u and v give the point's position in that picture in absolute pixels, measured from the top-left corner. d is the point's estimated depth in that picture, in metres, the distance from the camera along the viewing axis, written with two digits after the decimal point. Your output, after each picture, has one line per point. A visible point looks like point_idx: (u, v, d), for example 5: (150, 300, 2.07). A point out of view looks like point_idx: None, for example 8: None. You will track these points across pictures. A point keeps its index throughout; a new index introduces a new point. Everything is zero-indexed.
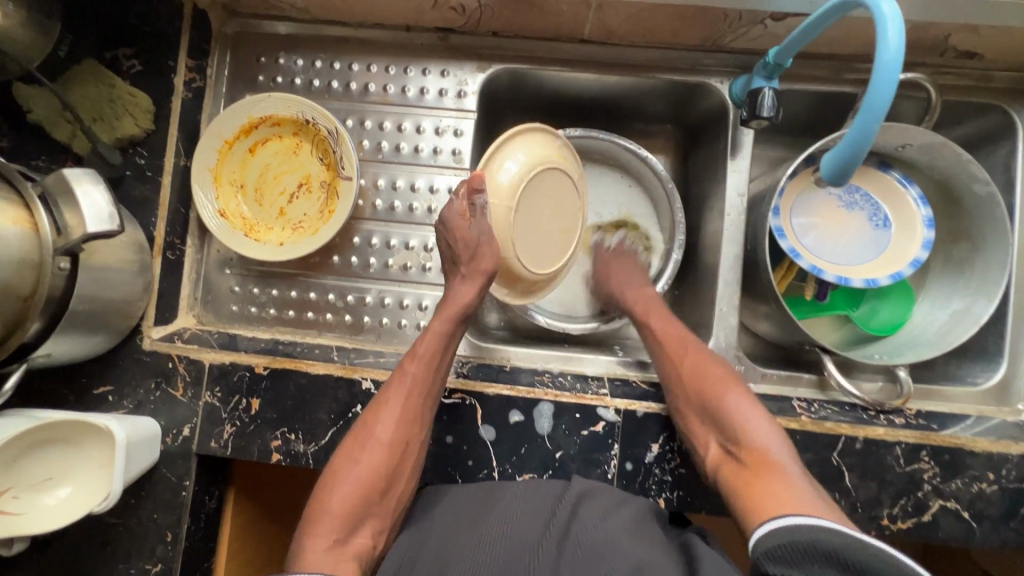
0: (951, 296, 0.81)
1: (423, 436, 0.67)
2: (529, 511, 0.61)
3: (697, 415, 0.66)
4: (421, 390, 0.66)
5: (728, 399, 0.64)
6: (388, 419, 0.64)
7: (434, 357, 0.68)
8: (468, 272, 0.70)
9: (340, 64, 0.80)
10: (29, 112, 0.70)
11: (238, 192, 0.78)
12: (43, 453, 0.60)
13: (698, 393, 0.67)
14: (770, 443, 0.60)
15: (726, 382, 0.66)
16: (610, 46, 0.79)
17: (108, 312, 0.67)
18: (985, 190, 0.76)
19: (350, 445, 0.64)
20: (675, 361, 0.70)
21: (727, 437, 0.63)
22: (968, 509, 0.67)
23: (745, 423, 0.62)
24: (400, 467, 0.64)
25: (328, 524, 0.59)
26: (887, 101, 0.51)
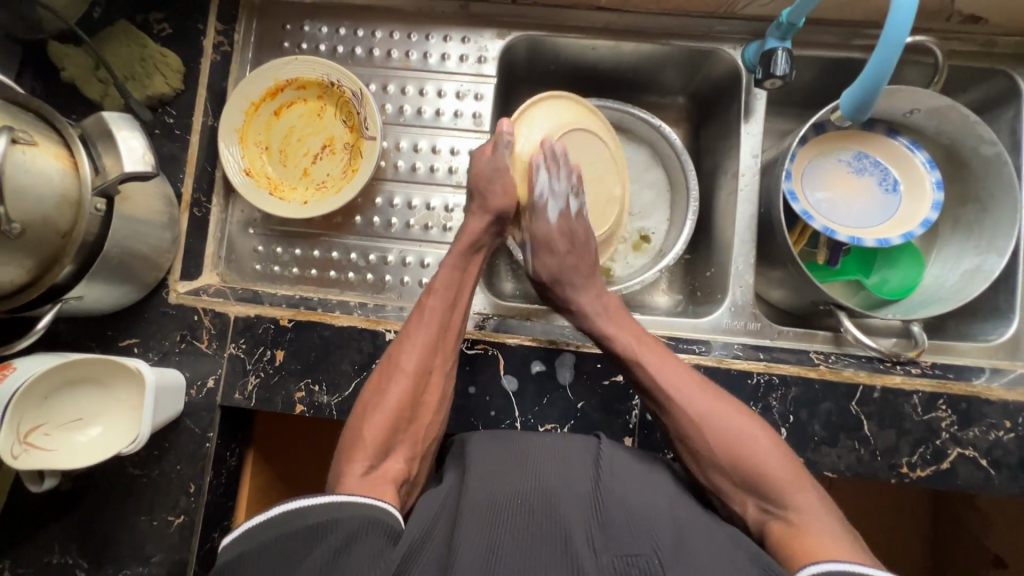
0: (962, 255, 0.83)
1: (448, 365, 0.67)
2: (572, 461, 0.57)
3: (718, 471, 0.59)
4: (441, 320, 0.68)
5: (768, 461, 0.57)
6: (411, 350, 0.65)
7: (451, 289, 0.70)
8: (480, 208, 0.73)
9: (363, 31, 0.83)
10: (63, 69, 0.72)
11: (263, 152, 0.80)
12: (73, 392, 0.60)
13: (713, 445, 0.59)
14: (805, 498, 0.54)
15: (751, 426, 0.60)
16: (627, 14, 0.82)
17: (138, 261, 0.67)
18: (993, 150, 0.78)
19: (376, 378, 0.64)
20: (682, 407, 0.62)
21: (758, 494, 0.56)
22: (985, 457, 0.68)
23: (769, 472, 0.56)
24: (426, 395, 0.64)
25: (363, 451, 0.56)
26: (903, 35, 0.57)
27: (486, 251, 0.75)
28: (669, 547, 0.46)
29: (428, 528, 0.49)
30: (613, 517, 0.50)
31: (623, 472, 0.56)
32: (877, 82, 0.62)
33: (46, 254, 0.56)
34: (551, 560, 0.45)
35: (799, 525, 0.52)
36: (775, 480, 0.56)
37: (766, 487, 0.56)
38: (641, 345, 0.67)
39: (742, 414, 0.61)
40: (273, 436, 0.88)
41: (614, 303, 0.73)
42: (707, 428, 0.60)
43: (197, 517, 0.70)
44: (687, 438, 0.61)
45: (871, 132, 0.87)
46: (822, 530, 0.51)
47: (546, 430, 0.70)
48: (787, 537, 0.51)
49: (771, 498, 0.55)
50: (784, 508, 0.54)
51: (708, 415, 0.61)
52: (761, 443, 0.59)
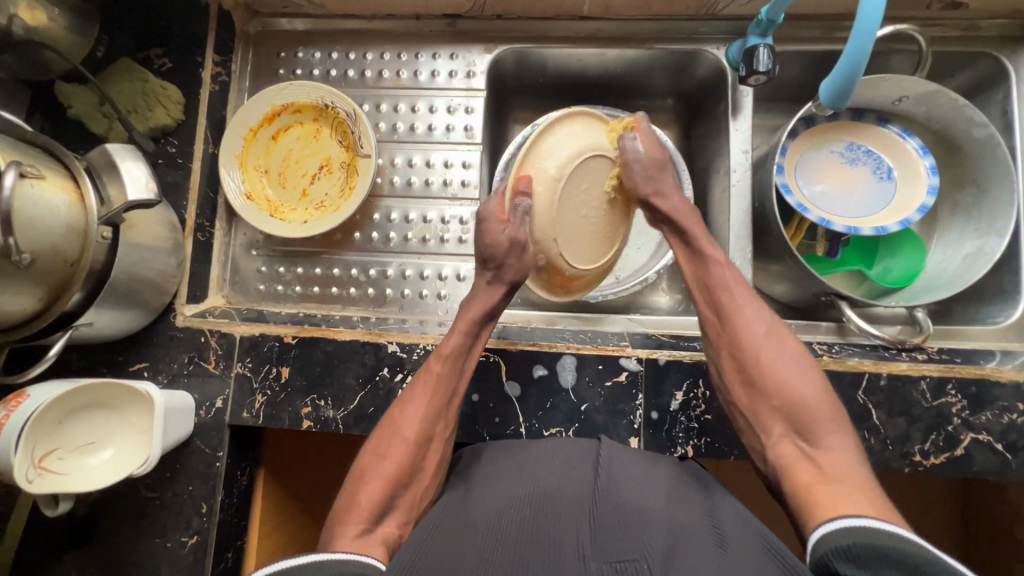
0: (963, 239, 0.83)
1: (449, 430, 0.65)
2: (570, 468, 0.57)
3: (760, 394, 0.61)
4: (445, 390, 0.65)
5: (811, 395, 0.59)
6: (412, 417, 0.63)
7: (458, 357, 0.67)
8: (494, 276, 0.70)
9: (355, 54, 0.86)
10: (69, 107, 0.75)
11: (263, 176, 0.82)
12: (85, 417, 0.62)
13: (765, 368, 0.62)
14: (837, 441, 0.56)
15: (805, 365, 0.62)
16: (610, 22, 0.84)
17: (145, 287, 0.69)
18: (985, 132, 0.78)
19: (377, 440, 0.63)
20: (743, 322, 0.65)
21: (791, 422, 0.59)
22: (1001, 440, 0.67)
23: (809, 407, 0.59)
24: (425, 464, 0.62)
25: (356, 515, 0.55)
26: (874, 24, 0.58)
27: (496, 315, 0.71)
28: (660, 555, 0.45)
29: (423, 544, 0.49)
30: (608, 522, 0.49)
31: (618, 476, 0.56)
32: (853, 71, 0.63)
33: (55, 282, 0.58)
34: (541, 565, 0.45)
35: (828, 467, 0.54)
36: (817, 418, 0.58)
37: (804, 418, 0.58)
38: (717, 252, 0.69)
39: (799, 347, 0.64)
40: (285, 454, 0.89)
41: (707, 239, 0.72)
42: (764, 349, 0.63)
43: (210, 536, 0.71)
44: (739, 353, 0.63)
45: (861, 121, 0.87)
46: (850, 474, 0.53)
47: (550, 434, 0.70)
48: (811, 482, 0.54)
49: (806, 428, 0.58)
50: (815, 445, 0.57)
51: (770, 334, 0.64)
52: (809, 379, 0.61)
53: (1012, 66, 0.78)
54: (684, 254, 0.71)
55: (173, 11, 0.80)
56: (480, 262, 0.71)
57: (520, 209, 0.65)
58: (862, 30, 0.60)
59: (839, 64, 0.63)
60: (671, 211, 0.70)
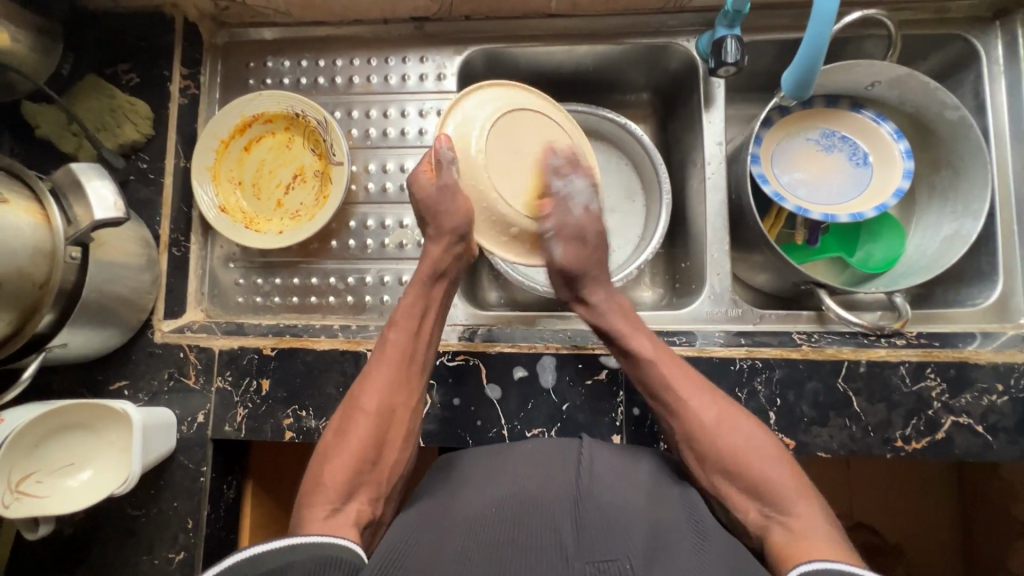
0: (941, 221, 0.83)
1: (413, 400, 0.65)
2: (555, 471, 0.57)
3: (723, 475, 0.58)
4: (404, 354, 0.65)
5: (771, 471, 0.57)
6: (372, 388, 0.62)
7: (412, 319, 0.67)
8: (437, 233, 0.68)
9: (324, 61, 0.85)
10: (36, 127, 0.74)
11: (237, 188, 0.82)
12: (60, 439, 0.61)
13: (723, 453, 0.59)
14: (805, 508, 0.54)
15: (762, 442, 0.59)
16: (578, 18, 0.83)
17: (119, 305, 0.69)
18: (958, 114, 0.78)
19: (339, 419, 0.62)
20: (692, 412, 0.62)
21: (762, 501, 0.56)
22: (981, 423, 0.67)
23: (774, 482, 0.56)
24: (391, 436, 0.61)
25: (324, 495, 0.55)
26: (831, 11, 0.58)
27: (452, 277, 0.71)
28: (641, 553, 0.44)
29: (401, 552, 0.48)
30: (591, 522, 0.48)
31: (602, 478, 0.55)
32: (815, 58, 0.62)
33: (25, 305, 0.58)
34: (524, 565, 0.44)
35: (799, 533, 0.51)
36: (783, 490, 0.55)
37: (770, 496, 0.55)
38: (656, 347, 0.66)
39: (751, 423, 0.61)
40: (274, 466, 0.89)
41: (628, 307, 0.71)
42: (718, 434, 0.60)
43: (198, 552, 0.71)
44: (693, 442, 0.61)
45: (836, 107, 0.87)
46: (821, 536, 0.51)
47: (533, 435, 0.70)
48: (785, 548, 0.50)
49: (774, 505, 0.55)
50: (785, 515, 0.54)
51: (720, 420, 0.61)
52: (769, 455, 0.58)
53: (982, 46, 0.78)
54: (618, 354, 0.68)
55: (138, 26, 0.80)
56: (420, 223, 0.70)
57: (444, 159, 0.65)
58: (819, 17, 0.60)
59: (801, 52, 0.63)
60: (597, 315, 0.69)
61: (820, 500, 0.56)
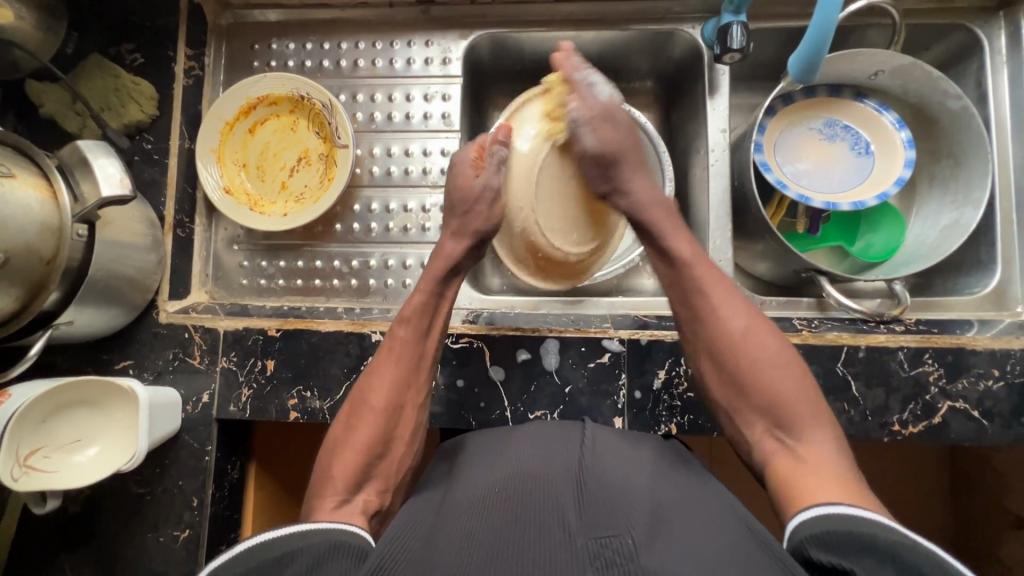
0: (941, 211, 0.83)
1: (421, 397, 0.66)
2: (557, 452, 0.58)
3: (739, 390, 0.61)
4: (412, 351, 0.66)
5: (783, 385, 0.59)
6: (380, 385, 0.64)
7: (422, 318, 0.68)
8: (457, 230, 0.71)
9: (329, 44, 0.85)
10: (41, 106, 0.74)
11: (241, 170, 0.82)
12: (67, 416, 0.62)
13: (743, 365, 0.61)
14: (818, 438, 0.55)
15: (784, 359, 0.61)
16: (584, 3, 0.83)
17: (125, 284, 0.69)
18: (960, 104, 0.78)
19: (345, 415, 0.63)
20: (721, 321, 0.64)
21: (774, 420, 0.58)
22: (977, 408, 0.68)
23: (790, 403, 0.58)
24: (399, 430, 0.63)
25: (332, 487, 0.55)
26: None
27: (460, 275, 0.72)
28: (643, 529, 0.45)
29: (406, 532, 0.49)
30: (593, 501, 0.49)
31: (603, 459, 0.56)
32: (821, 44, 0.62)
33: (32, 281, 0.58)
34: (531, 539, 0.45)
35: (805, 458, 0.54)
36: (798, 414, 0.57)
37: (784, 416, 0.57)
38: (690, 250, 0.68)
39: (778, 339, 0.62)
40: (277, 448, 0.89)
41: (668, 204, 0.70)
42: (745, 342, 0.63)
43: (203, 530, 0.72)
44: (715, 350, 0.64)
45: (839, 96, 0.88)
46: (829, 463, 0.52)
47: (536, 417, 0.71)
48: (786, 472, 0.54)
49: (786, 425, 0.57)
50: (795, 440, 0.56)
51: (748, 332, 0.63)
52: (792, 376, 0.60)
53: (985, 36, 0.79)
54: (654, 256, 0.70)
55: (143, 5, 0.79)
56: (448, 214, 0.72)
57: (495, 157, 0.66)
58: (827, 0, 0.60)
59: (806, 38, 0.64)
60: (631, 208, 0.68)
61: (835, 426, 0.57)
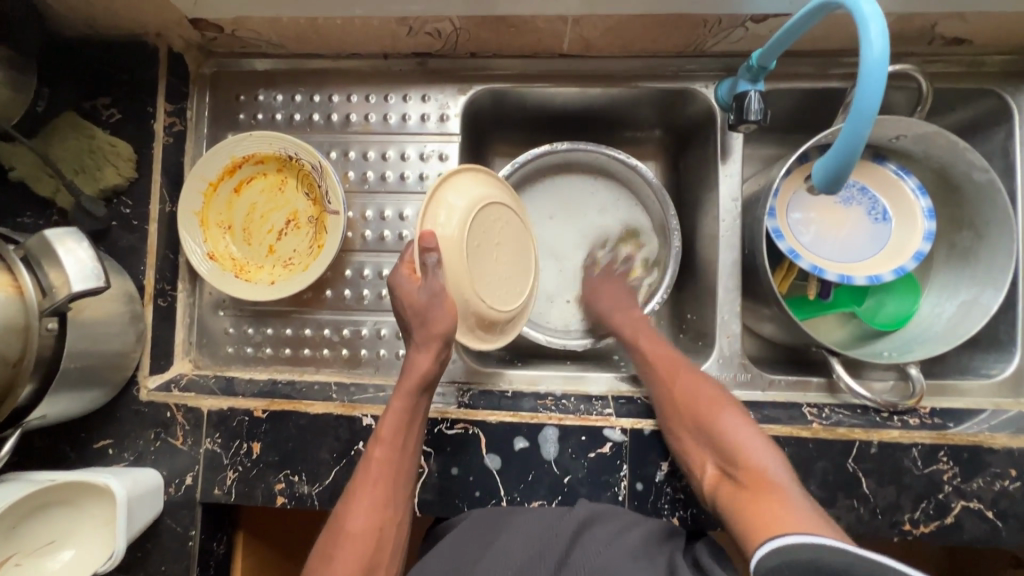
0: (959, 285, 0.80)
1: (399, 513, 0.61)
2: (548, 539, 0.60)
3: (694, 440, 0.63)
4: (393, 470, 0.61)
5: (723, 421, 0.62)
6: (357, 509, 0.59)
7: (398, 432, 0.62)
8: (424, 341, 0.63)
9: (320, 96, 0.80)
10: (10, 169, 0.70)
11: (226, 232, 0.78)
12: (40, 518, 0.59)
13: (691, 415, 0.64)
14: (767, 462, 0.57)
15: (719, 399, 0.64)
16: (592, 58, 0.78)
17: (101, 366, 0.66)
18: (985, 177, 0.74)
19: (323, 543, 0.59)
20: (673, 386, 0.68)
21: (722, 457, 0.60)
22: (992, 508, 0.66)
23: (728, 441, 0.60)
24: (382, 556, 0.58)
25: None
26: (873, 107, 0.51)
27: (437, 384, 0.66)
28: None
29: None
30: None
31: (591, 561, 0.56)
32: (850, 154, 0.55)
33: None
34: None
35: (751, 487, 0.55)
36: (740, 450, 0.59)
37: (727, 451, 0.59)
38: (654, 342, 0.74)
39: (715, 387, 0.66)
40: (265, 513, 0.87)
41: (640, 320, 0.78)
42: (694, 402, 0.65)
43: None
44: (674, 411, 0.66)
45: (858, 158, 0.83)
46: (783, 491, 0.53)
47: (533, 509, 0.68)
48: (746, 504, 0.54)
49: (730, 463, 0.59)
50: (739, 471, 0.57)
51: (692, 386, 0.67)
52: (733, 415, 0.62)
53: (1015, 103, 0.74)
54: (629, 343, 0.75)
55: (120, 57, 0.74)
56: (410, 328, 0.65)
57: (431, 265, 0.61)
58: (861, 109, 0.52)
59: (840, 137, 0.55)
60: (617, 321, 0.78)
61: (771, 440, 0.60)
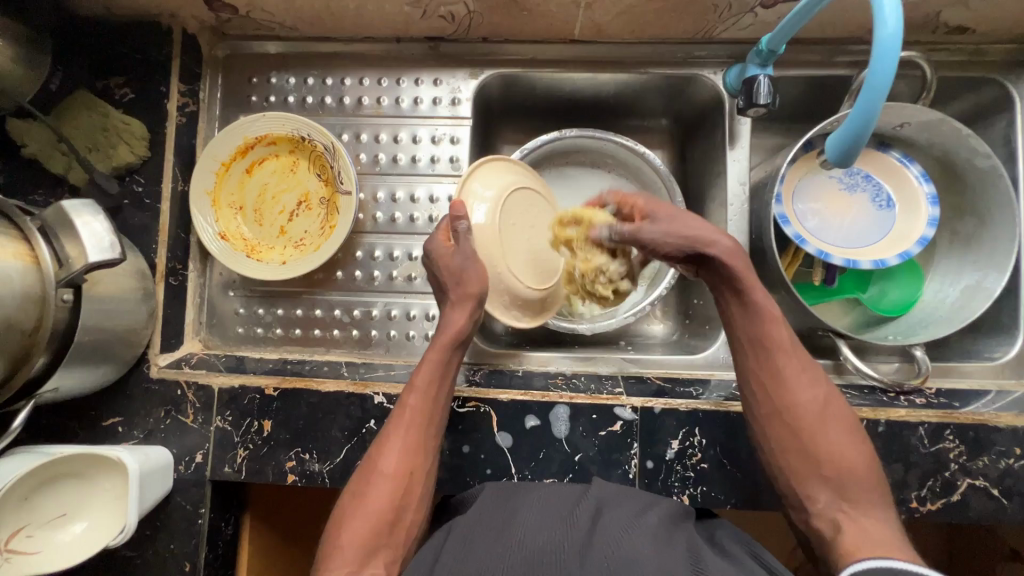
0: (962, 270, 0.81)
1: (430, 463, 0.62)
2: (564, 518, 0.57)
3: (806, 460, 0.61)
4: (426, 418, 0.63)
5: (846, 458, 0.60)
6: (391, 452, 0.60)
7: (432, 383, 0.64)
8: (458, 297, 0.67)
9: (332, 79, 0.81)
10: (23, 146, 0.70)
11: (237, 213, 0.78)
12: (51, 490, 0.58)
13: (811, 438, 0.61)
14: (879, 513, 0.56)
15: (846, 430, 0.61)
16: (602, 44, 0.79)
17: (113, 342, 0.65)
18: (988, 163, 0.75)
19: (355, 482, 0.60)
20: (791, 389, 0.63)
21: (839, 492, 0.58)
22: (997, 486, 0.66)
23: (856, 472, 0.59)
24: (410, 499, 0.59)
25: (339, 559, 0.53)
26: (887, 79, 0.51)
27: (468, 342, 0.69)
28: None
29: None
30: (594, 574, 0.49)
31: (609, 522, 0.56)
32: (864, 126, 0.55)
33: (15, 352, 0.55)
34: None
35: (874, 530, 0.55)
36: (858, 489, 0.58)
37: (849, 486, 0.58)
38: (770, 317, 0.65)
39: (839, 405, 0.63)
40: (271, 496, 0.86)
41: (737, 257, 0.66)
42: (811, 418, 0.62)
43: None
44: (784, 419, 0.62)
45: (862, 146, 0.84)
46: (894, 541, 0.54)
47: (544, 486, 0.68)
48: (854, 549, 0.54)
49: (849, 496, 0.58)
50: (858, 510, 0.57)
51: (813, 402, 0.62)
52: (854, 443, 0.61)
53: (1017, 92, 0.76)
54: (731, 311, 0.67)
55: (134, 37, 0.75)
56: (442, 291, 0.70)
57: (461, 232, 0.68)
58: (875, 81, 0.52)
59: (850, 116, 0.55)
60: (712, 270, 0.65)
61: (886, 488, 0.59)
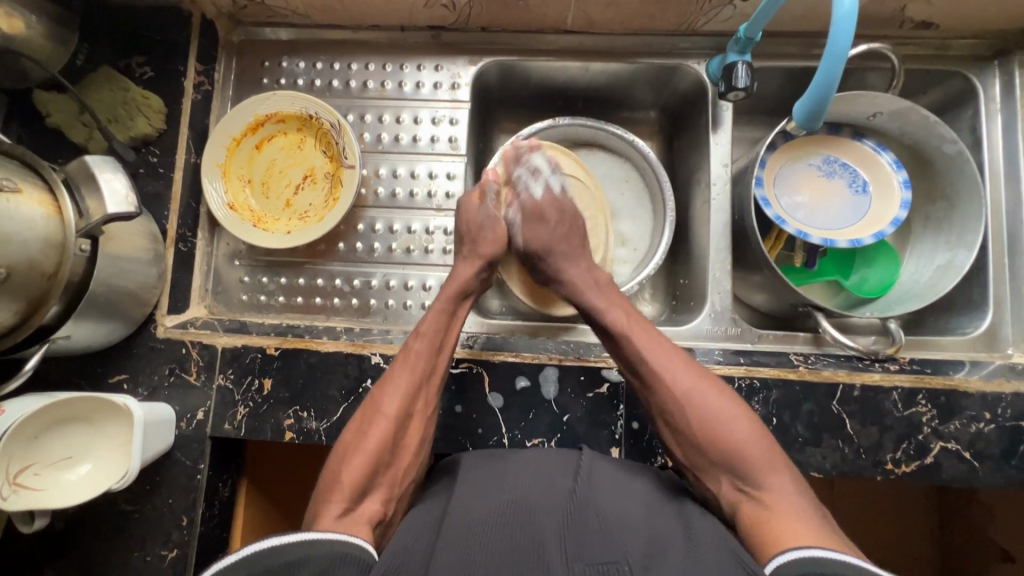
0: (934, 251, 0.85)
1: (428, 408, 0.67)
2: (557, 476, 0.58)
3: (694, 445, 0.61)
4: (425, 363, 0.67)
5: (731, 427, 0.60)
6: (394, 393, 0.64)
7: (436, 332, 0.69)
8: (470, 253, 0.76)
9: (340, 64, 0.86)
10: (47, 116, 0.74)
11: (246, 185, 0.82)
12: (60, 433, 0.61)
13: (691, 421, 0.61)
14: (777, 480, 0.56)
15: (727, 405, 0.61)
16: (593, 35, 0.85)
17: (124, 298, 0.69)
18: (955, 148, 0.80)
19: (357, 422, 0.64)
20: (663, 381, 0.64)
21: (729, 471, 0.58)
22: (968, 449, 0.69)
23: (744, 452, 0.58)
24: (407, 440, 0.63)
25: (338, 493, 0.56)
26: (844, 48, 0.59)
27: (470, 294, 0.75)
28: (641, 555, 0.48)
29: (402, 551, 0.50)
30: (588, 529, 0.51)
31: (601, 483, 0.57)
32: (825, 92, 0.64)
33: (34, 295, 0.58)
34: (521, 566, 0.47)
35: (770, 505, 0.54)
36: (750, 460, 0.57)
37: (738, 464, 0.58)
38: (628, 320, 0.69)
39: (717, 384, 0.64)
40: (266, 464, 0.88)
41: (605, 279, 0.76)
42: (687, 401, 0.62)
43: (191, 550, 0.71)
44: (666, 411, 0.63)
45: (837, 135, 0.89)
46: (791, 509, 0.53)
47: (533, 445, 0.71)
48: (756, 519, 0.53)
49: (745, 476, 0.57)
50: (756, 488, 0.56)
51: (692, 395, 0.62)
52: (739, 423, 0.60)
53: (981, 83, 0.81)
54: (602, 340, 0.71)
55: (156, 20, 0.80)
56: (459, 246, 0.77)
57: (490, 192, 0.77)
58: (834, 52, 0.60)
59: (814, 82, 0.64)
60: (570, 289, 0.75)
61: (788, 464, 0.58)
